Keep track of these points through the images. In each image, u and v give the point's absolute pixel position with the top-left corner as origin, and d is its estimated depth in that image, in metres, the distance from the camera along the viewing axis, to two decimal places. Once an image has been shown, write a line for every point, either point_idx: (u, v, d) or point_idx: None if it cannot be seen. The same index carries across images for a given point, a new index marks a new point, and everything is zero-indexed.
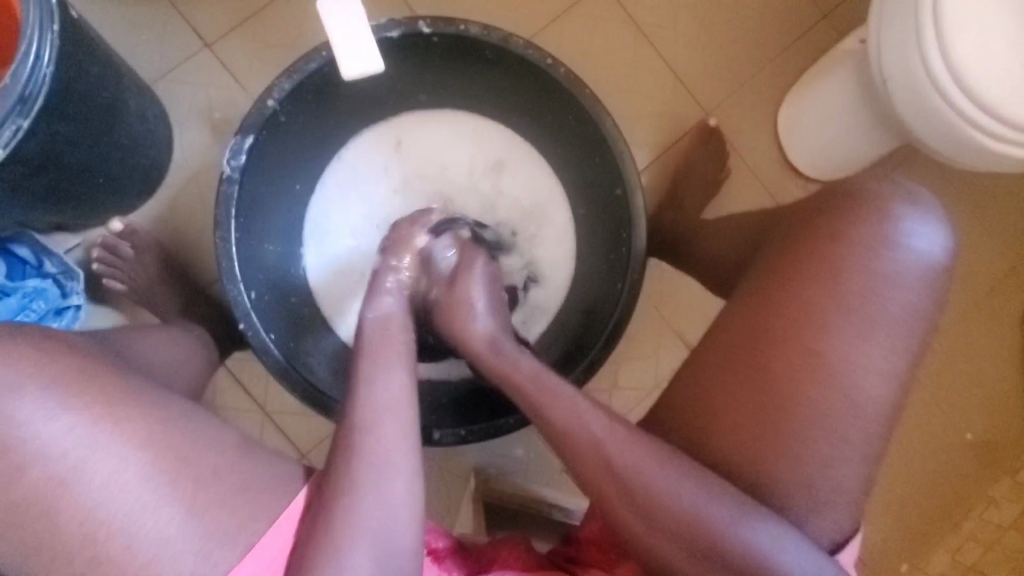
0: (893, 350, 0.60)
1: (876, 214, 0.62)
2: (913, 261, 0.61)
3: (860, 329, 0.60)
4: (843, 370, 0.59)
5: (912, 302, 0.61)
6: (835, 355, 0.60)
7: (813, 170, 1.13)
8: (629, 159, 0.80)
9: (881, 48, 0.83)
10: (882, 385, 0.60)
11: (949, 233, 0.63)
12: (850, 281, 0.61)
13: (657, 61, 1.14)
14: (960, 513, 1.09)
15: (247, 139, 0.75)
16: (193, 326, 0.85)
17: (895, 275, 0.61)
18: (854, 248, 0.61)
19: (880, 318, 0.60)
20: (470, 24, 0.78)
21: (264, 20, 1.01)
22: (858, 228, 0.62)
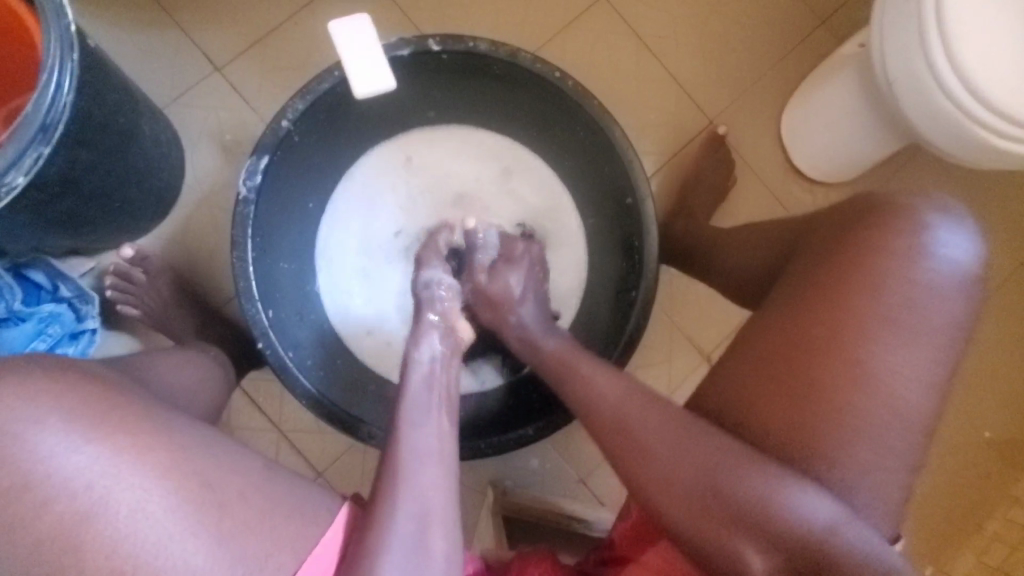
0: (917, 348, 0.60)
1: (901, 222, 0.63)
2: (933, 261, 0.61)
3: (887, 331, 0.60)
4: (869, 371, 0.60)
5: (932, 300, 0.61)
6: (862, 358, 0.60)
7: (818, 174, 1.14)
8: (639, 167, 0.80)
9: (886, 49, 0.84)
10: (907, 385, 0.60)
11: (964, 230, 0.64)
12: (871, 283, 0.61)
13: (659, 70, 1.15)
14: (981, 514, 1.08)
15: (262, 159, 0.76)
16: (207, 347, 0.85)
17: (924, 282, 0.61)
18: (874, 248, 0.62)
19: (901, 317, 0.60)
20: (479, 40, 0.79)
21: (273, 42, 1.03)
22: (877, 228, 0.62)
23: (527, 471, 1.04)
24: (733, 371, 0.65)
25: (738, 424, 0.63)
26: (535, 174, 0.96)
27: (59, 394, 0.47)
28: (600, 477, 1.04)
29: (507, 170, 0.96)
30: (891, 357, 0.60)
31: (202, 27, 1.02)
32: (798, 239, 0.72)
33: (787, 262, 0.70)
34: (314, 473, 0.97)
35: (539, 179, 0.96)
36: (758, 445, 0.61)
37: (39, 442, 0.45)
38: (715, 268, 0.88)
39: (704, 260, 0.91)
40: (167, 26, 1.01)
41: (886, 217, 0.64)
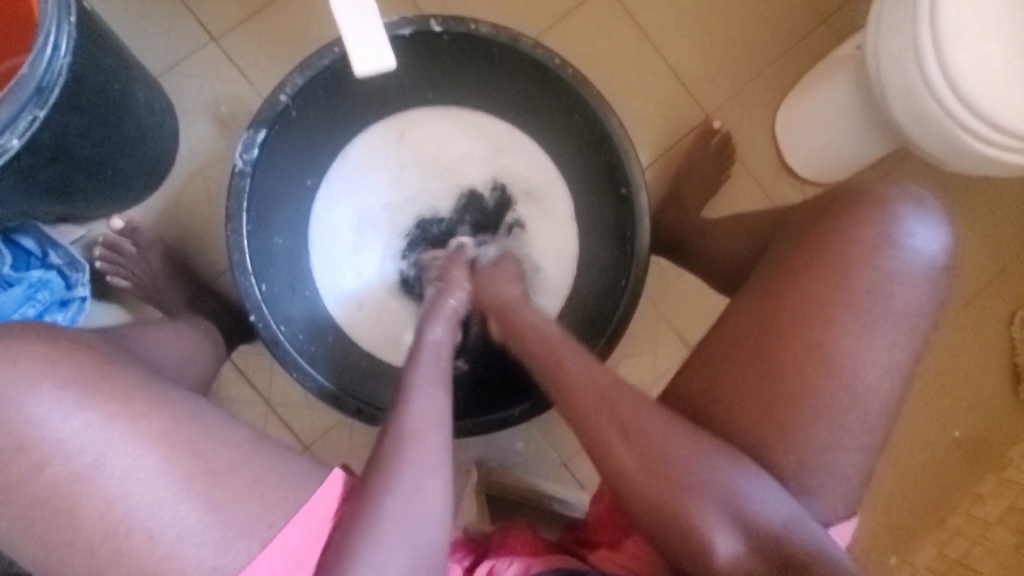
0: (895, 342, 0.62)
1: (878, 214, 0.64)
2: (912, 260, 0.64)
3: (862, 324, 0.62)
4: (849, 361, 0.62)
5: (911, 299, 0.63)
6: (837, 346, 0.62)
7: (809, 173, 1.16)
8: (634, 157, 0.81)
9: (882, 52, 0.85)
10: (880, 376, 0.62)
11: (946, 232, 0.66)
12: (852, 276, 0.63)
13: (658, 62, 1.15)
14: (946, 510, 1.12)
15: (259, 134, 0.76)
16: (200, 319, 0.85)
17: (896, 273, 0.63)
18: (857, 244, 0.64)
19: (881, 311, 0.62)
20: (481, 24, 0.79)
21: (272, 15, 1.02)
22: (862, 225, 0.64)
23: (511, 453, 1.06)
24: (710, 351, 0.67)
25: (716, 406, 0.64)
26: (530, 160, 0.97)
27: (55, 365, 0.49)
28: (581, 461, 1.07)
29: (503, 155, 0.97)
30: (866, 349, 0.62)
31: None
32: (778, 225, 0.74)
33: (767, 248, 0.72)
34: (301, 446, 0.98)
35: (534, 165, 0.97)
36: (737, 426, 0.63)
37: (29, 408, 0.47)
38: (700, 257, 0.90)
39: (691, 248, 0.93)
40: None
41: (863, 207, 0.65)
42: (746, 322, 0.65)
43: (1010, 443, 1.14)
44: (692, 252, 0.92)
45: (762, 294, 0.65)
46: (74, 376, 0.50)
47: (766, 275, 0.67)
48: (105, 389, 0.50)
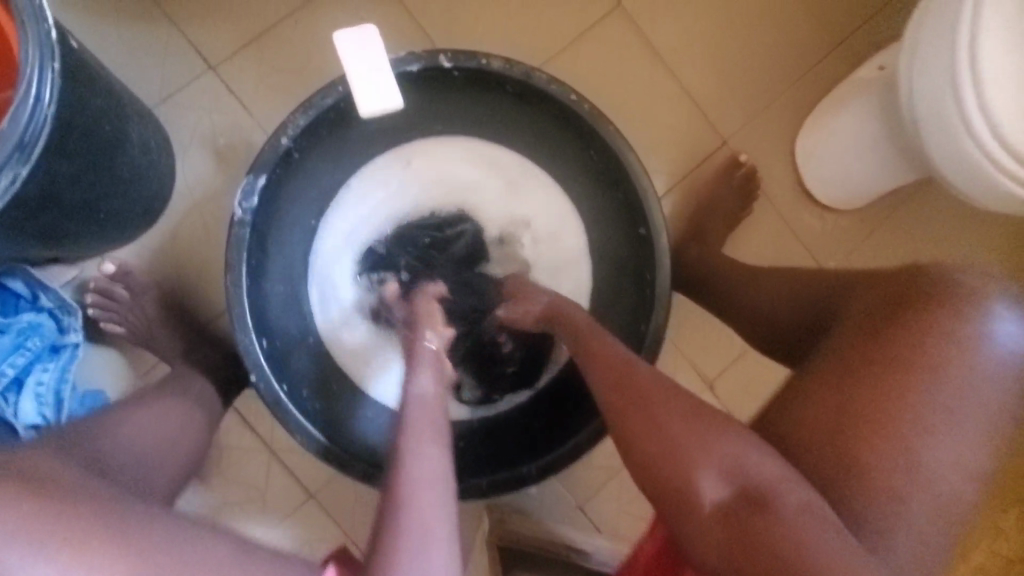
0: (979, 444, 0.58)
1: (964, 303, 0.60)
2: (1001, 356, 0.60)
3: (949, 425, 0.58)
4: (935, 466, 0.57)
5: (998, 398, 0.59)
6: (924, 448, 0.57)
7: (831, 199, 1.12)
8: (654, 198, 0.77)
9: (917, 84, 0.80)
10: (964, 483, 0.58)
11: None
12: (940, 371, 0.59)
13: (673, 86, 1.11)
14: None
15: (258, 179, 0.71)
16: (194, 373, 0.81)
17: (979, 368, 0.59)
18: (945, 336, 0.59)
19: (967, 412, 0.58)
20: (493, 58, 0.75)
21: (272, 41, 0.98)
22: (949, 315, 0.60)
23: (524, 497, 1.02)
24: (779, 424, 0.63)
25: None
26: (542, 191, 0.90)
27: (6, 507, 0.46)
28: (597, 504, 1.03)
29: (511, 183, 0.90)
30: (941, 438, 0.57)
31: (196, 22, 0.96)
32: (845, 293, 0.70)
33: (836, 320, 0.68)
34: (306, 494, 0.94)
35: (547, 197, 0.90)
36: None
37: None
38: (740, 313, 0.85)
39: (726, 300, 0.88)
40: (158, 21, 0.95)
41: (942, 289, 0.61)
42: (822, 413, 0.60)
43: None
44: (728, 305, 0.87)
45: (840, 383, 0.60)
46: (33, 513, 0.46)
47: (843, 360, 0.62)
48: (65, 526, 0.46)
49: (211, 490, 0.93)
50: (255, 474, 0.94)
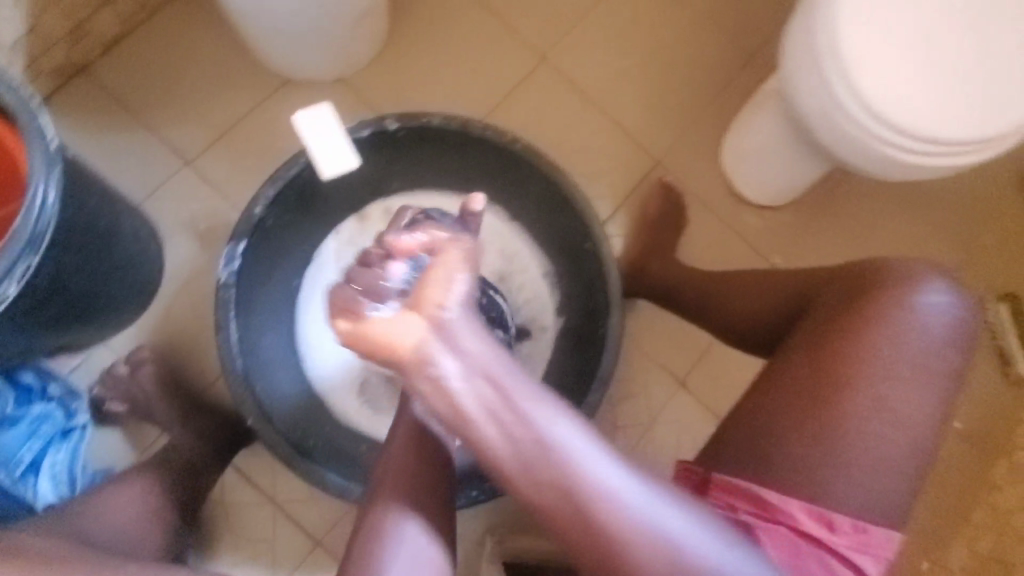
0: (929, 392, 0.70)
1: (911, 287, 0.73)
2: (935, 318, 0.72)
3: (907, 381, 0.70)
4: (889, 400, 0.69)
5: (934, 340, 0.71)
6: (888, 394, 0.69)
7: (762, 198, 1.21)
8: (591, 213, 0.89)
9: (795, 87, 0.92)
10: (912, 418, 0.69)
11: (958, 299, 0.74)
12: (886, 335, 0.71)
13: (602, 120, 1.24)
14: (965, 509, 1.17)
15: (239, 246, 0.81)
16: (184, 448, 0.88)
17: (919, 316, 0.72)
18: (900, 309, 0.72)
19: (917, 365, 0.70)
20: (432, 116, 0.87)
21: (239, 133, 1.10)
22: (900, 295, 0.73)
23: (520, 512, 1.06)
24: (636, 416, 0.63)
25: (765, 453, 0.70)
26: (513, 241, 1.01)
27: None
28: None
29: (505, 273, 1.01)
30: (899, 394, 0.69)
31: (170, 124, 1.09)
32: (834, 294, 0.77)
33: (815, 331, 0.75)
34: (313, 542, 0.98)
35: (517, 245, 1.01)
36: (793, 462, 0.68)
37: None
38: (714, 316, 0.95)
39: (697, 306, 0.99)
40: (138, 130, 1.08)
41: (900, 294, 0.73)
42: (800, 377, 0.72)
43: (1004, 429, 1.20)
44: (700, 312, 0.98)
45: (811, 348, 0.73)
46: None
47: (807, 341, 0.74)
48: None
49: (223, 549, 0.97)
50: (263, 530, 0.98)
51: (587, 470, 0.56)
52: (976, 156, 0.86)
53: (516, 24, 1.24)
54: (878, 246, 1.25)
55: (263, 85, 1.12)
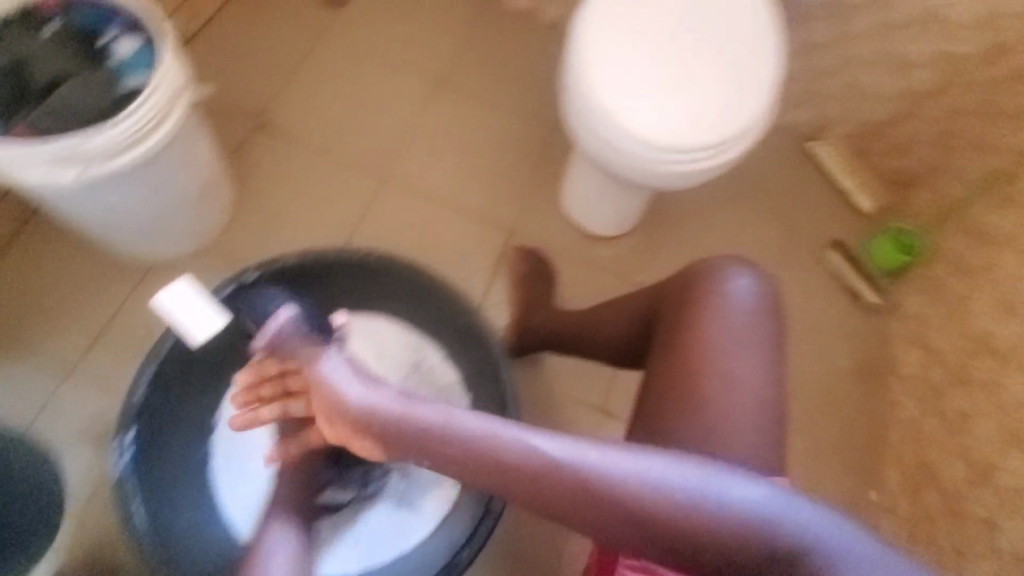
0: (764, 356, 0.79)
1: (716, 278, 0.85)
2: (745, 295, 0.82)
3: (744, 354, 0.78)
4: (735, 376, 0.77)
5: (750, 312, 0.81)
6: (733, 371, 0.77)
7: (609, 232, 1.38)
8: (452, 290, 1.02)
9: (584, 140, 1.08)
10: (759, 384, 0.77)
11: (758, 274, 0.85)
12: (712, 323, 0.80)
13: (453, 212, 1.38)
14: (882, 432, 1.35)
15: (128, 435, 0.86)
16: None
17: (732, 296, 0.82)
18: (716, 298, 0.82)
19: (745, 338, 0.80)
20: (286, 256, 1.00)
21: (113, 330, 1.13)
22: (710, 287, 0.84)
23: None
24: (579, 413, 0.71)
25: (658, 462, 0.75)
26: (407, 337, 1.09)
27: None
28: None
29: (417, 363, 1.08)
30: (742, 368, 0.77)
31: (44, 344, 1.11)
32: (668, 303, 0.88)
33: (666, 340, 0.84)
34: None
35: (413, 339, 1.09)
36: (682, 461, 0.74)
37: None
38: (593, 348, 1.05)
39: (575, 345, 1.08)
40: (8, 361, 1.09)
41: (710, 287, 0.84)
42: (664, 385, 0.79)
43: (886, 354, 1.41)
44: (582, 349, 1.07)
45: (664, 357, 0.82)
46: None
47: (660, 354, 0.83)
48: None
49: None
50: None
51: (565, 471, 0.59)
52: (741, 145, 1.03)
53: (353, 157, 1.39)
54: (717, 240, 1.44)
55: (126, 279, 1.17)
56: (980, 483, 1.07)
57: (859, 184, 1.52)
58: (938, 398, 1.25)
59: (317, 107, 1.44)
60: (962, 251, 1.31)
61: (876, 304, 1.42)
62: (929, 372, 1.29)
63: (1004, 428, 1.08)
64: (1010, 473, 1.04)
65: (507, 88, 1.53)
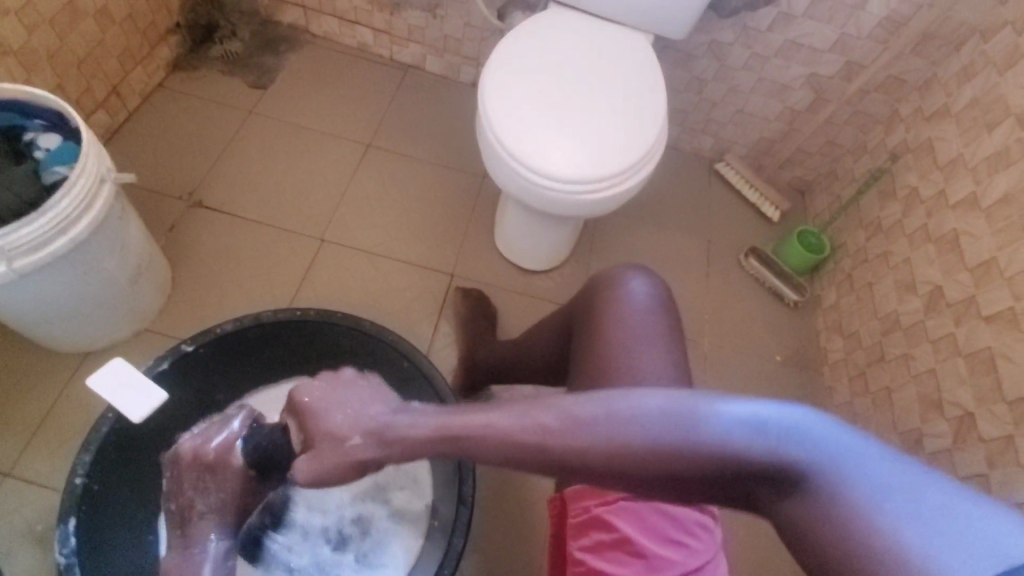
0: (668, 346, 0.76)
1: (610, 283, 0.84)
2: (637, 292, 0.81)
3: (646, 346, 0.75)
4: (639, 368, 0.73)
5: (644, 307, 0.79)
6: (640, 363, 0.73)
7: (542, 265, 1.45)
8: (389, 333, 1.06)
9: (500, 181, 1.17)
10: (665, 372, 0.73)
11: (650, 275, 0.84)
12: (610, 326, 0.78)
13: (392, 264, 1.43)
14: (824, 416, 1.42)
15: (69, 524, 0.84)
16: None
17: (625, 295, 0.81)
18: (610, 300, 0.81)
19: (646, 332, 0.77)
20: (222, 324, 1.01)
21: (52, 422, 1.11)
22: (604, 292, 0.83)
23: None
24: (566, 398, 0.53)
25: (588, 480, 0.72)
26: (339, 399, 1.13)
27: None
28: None
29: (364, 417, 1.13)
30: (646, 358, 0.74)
31: None
32: (577, 316, 0.87)
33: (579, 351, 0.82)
34: None
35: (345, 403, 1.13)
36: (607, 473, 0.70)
37: None
38: (529, 373, 1.08)
39: (517, 374, 1.11)
40: None
41: (605, 292, 0.83)
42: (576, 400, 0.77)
43: (814, 346, 1.51)
44: (519, 375, 1.10)
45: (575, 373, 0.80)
46: None
47: (574, 370, 0.81)
48: None
49: None
50: None
51: (548, 429, 0.51)
52: (642, 175, 1.15)
53: (287, 224, 1.44)
54: (645, 259, 1.54)
55: (62, 368, 1.16)
56: (914, 451, 1.14)
57: (764, 196, 1.66)
58: (863, 376, 1.34)
59: (249, 180, 1.49)
60: (861, 242, 1.45)
61: (797, 302, 1.53)
62: (852, 355, 1.39)
63: (923, 393, 1.16)
64: (937, 437, 1.10)
65: (432, 146, 1.62)
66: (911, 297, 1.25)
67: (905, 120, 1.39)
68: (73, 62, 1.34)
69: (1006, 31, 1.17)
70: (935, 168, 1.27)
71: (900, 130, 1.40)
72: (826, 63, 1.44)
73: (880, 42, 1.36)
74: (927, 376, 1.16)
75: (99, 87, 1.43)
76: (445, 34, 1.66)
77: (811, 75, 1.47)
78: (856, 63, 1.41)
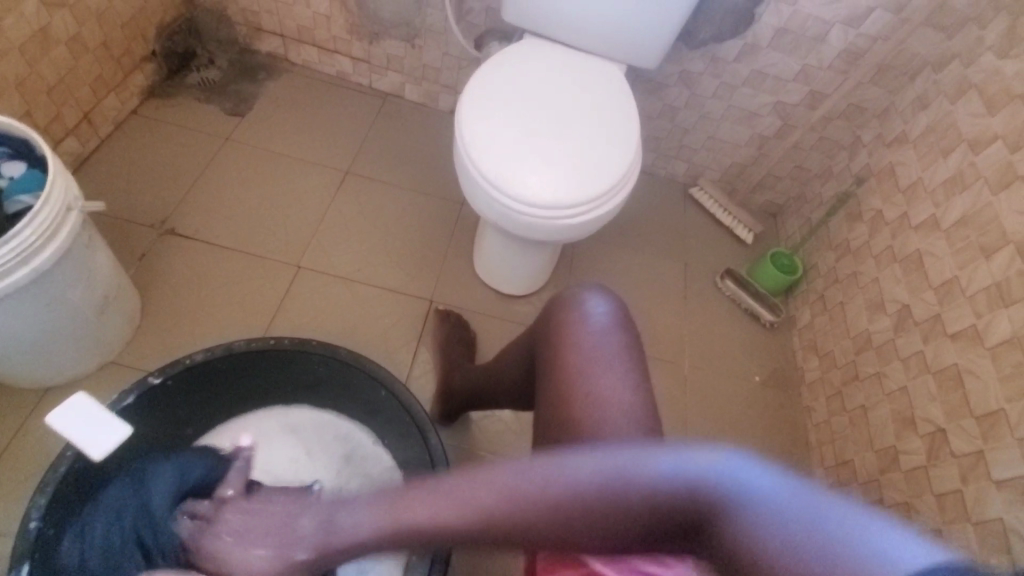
0: (630, 368, 0.76)
1: (571, 304, 0.83)
2: (598, 313, 0.81)
3: (609, 370, 0.75)
4: (602, 393, 0.72)
5: (605, 330, 0.79)
6: (600, 388, 0.73)
7: (521, 290, 1.45)
8: (368, 360, 1.02)
9: (478, 207, 1.18)
10: (628, 395, 0.73)
11: (611, 296, 0.84)
12: (571, 350, 0.78)
13: (371, 291, 1.41)
14: (803, 436, 1.43)
15: (21, 572, 0.78)
16: None
17: (586, 317, 0.80)
18: (570, 323, 0.81)
19: (608, 355, 0.76)
20: (193, 354, 0.97)
21: (7, 462, 1.06)
22: (564, 314, 0.82)
23: None
24: None
25: None
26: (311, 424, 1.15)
27: None
28: None
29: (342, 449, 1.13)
30: (609, 382, 0.73)
31: None
32: (538, 341, 0.87)
33: (543, 375, 0.81)
34: None
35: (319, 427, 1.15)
36: None
37: None
38: (498, 396, 1.07)
39: (488, 397, 1.10)
40: None
41: (564, 316, 0.82)
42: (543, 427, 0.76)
43: (790, 366, 1.53)
44: (490, 398, 1.10)
45: (542, 399, 0.78)
46: None
47: (541, 395, 0.80)
48: None
49: None
50: None
51: None
52: (619, 199, 1.17)
53: (262, 251, 1.42)
54: (623, 282, 1.56)
55: (20, 405, 1.12)
56: (890, 468, 1.15)
57: (737, 219, 1.70)
58: (840, 396, 1.35)
59: (224, 207, 1.47)
60: (831, 263, 1.48)
61: (773, 322, 1.56)
62: (827, 373, 1.41)
63: (897, 410, 1.18)
64: (912, 454, 1.11)
65: (411, 173, 1.63)
66: (881, 316, 1.28)
67: (868, 145, 1.45)
68: (42, 89, 1.32)
69: (955, 63, 1.23)
70: (897, 192, 1.32)
71: (863, 156, 1.46)
72: (791, 93, 1.49)
73: (840, 73, 1.42)
74: (900, 394, 1.18)
75: (69, 114, 1.41)
76: (423, 63, 1.68)
77: (777, 103, 1.52)
78: (819, 92, 1.47)
